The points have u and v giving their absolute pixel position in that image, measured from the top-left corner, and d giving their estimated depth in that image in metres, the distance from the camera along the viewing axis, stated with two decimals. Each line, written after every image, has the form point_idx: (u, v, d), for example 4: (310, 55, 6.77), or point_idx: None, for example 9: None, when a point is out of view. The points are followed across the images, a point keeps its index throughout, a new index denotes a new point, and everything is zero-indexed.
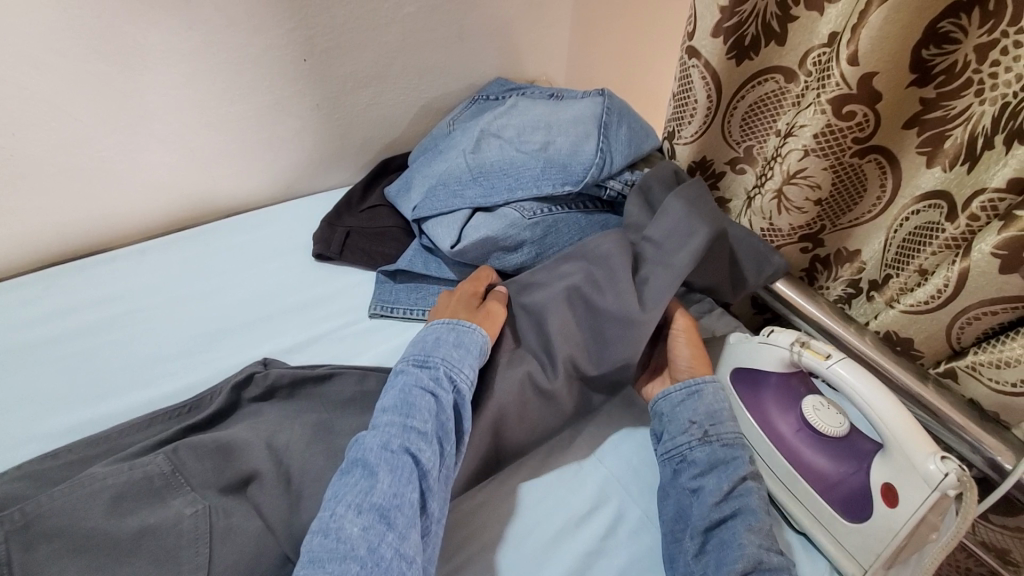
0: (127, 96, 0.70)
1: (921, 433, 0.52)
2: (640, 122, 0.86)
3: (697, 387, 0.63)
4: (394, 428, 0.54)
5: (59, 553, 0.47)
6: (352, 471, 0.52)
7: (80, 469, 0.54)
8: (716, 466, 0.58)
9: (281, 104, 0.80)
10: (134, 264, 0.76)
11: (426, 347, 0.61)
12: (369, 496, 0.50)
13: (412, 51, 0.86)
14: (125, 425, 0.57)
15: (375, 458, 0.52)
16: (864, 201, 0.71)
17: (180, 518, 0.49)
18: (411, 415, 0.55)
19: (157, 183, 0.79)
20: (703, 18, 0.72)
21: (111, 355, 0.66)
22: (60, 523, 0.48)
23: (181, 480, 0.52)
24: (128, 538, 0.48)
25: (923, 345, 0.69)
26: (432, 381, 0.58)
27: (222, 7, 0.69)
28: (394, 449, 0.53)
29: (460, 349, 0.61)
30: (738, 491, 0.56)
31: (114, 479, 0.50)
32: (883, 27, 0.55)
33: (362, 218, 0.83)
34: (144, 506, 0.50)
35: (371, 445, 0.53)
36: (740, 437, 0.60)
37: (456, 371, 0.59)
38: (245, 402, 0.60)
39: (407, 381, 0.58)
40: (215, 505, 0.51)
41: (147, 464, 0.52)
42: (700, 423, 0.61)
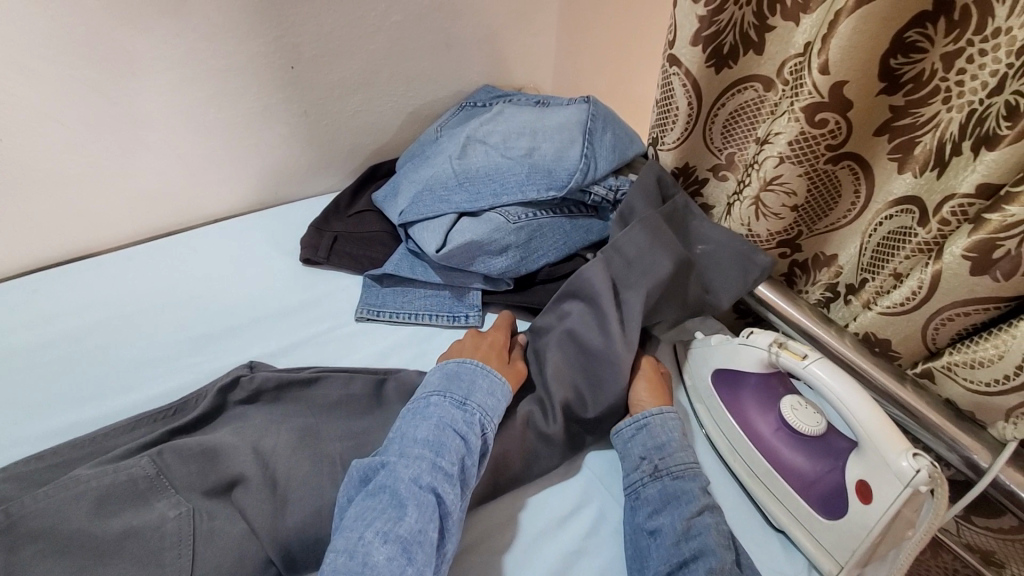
0: (115, 103, 0.71)
1: (896, 433, 0.53)
2: (625, 128, 0.88)
3: (645, 421, 0.63)
4: (426, 462, 0.53)
5: (41, 555, 0.47)
6: (377, 495, 0.51)
7: (65, 472, 0.54)
8: (672, 501, 0.57)
9: (268, 110, 0.81)
10: (122, 269, 0.76)
11: (461, 384, 0.61)
12: (396, 527, 0.49)
13: (399, 58, 0.87)
14: (110, 428, 0.57)
15: (406, 491, 0.51)
16: (839, 205, 0.73)
17: (164, 520, 0.50)
18: (441, 453, 0.54)
19: (146, 189, 0.80)
20: (682, 27, 0.74)
21: (97, 359, 0.66)
22: (44, 526, 0.48)
23: (165, 483, 0.52)
24: (112, 541, 0.48)
25: (900, 346, 0.70)
26: (466, 424, 0.57)
27: (209, 14, 0.70)
28: (424, 484, 0.52)
29: (492, 398, 0.61)
30: (695, 527, 0.55)
31: (98, 482, 0.51)
32: (851, 36, 0.57)
33: (350, 223, 0.84)
34: (128, 509, 0.50)
35: (400, 475, 0.52)
36: (691, 469, 0.60)
37: (487, 419, 0.59)
38: (231, 405, 0.61)
39: (441, 415, 0.57)
40: (199, 507, 0.51)
41: (131, 466, 0.52)
42: (651, 458, 0.61)
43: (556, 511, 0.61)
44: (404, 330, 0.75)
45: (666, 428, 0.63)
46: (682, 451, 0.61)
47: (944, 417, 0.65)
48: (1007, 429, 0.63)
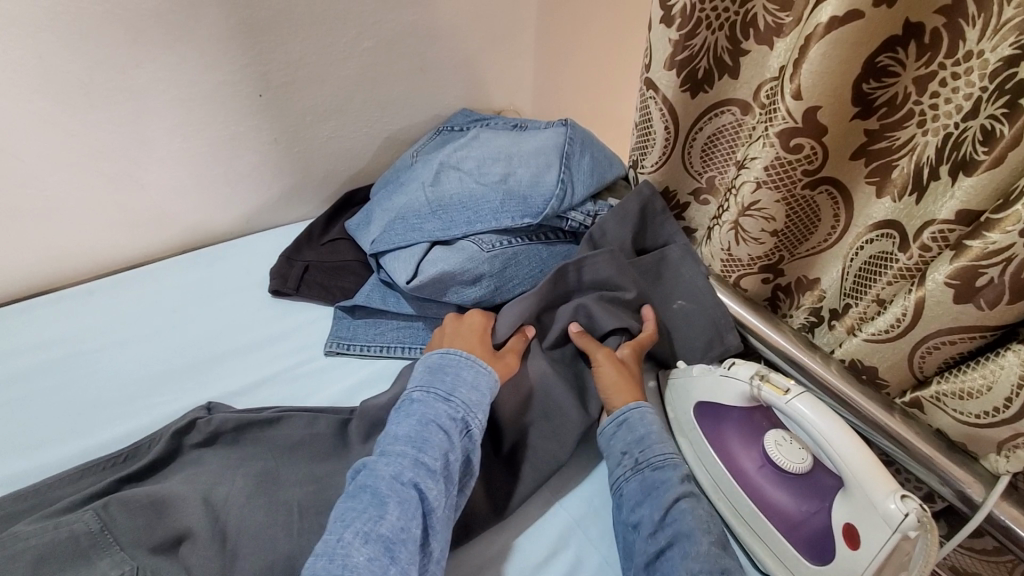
0: (73, 135, 0.69)
1: (883, 473, 0.50)
2: (604, 152, 0.86)
3: (624, 416, 0.62)
4: (407, 459, 0.52)
5: None
6: (359, 495, 0.50)
7: (5, 527, 0.52)
8: (651, 492, 0.57)
9: (238, 138, 0.79)
10: (80, 305, 0.74)
11: (445, 378, 0.59)
12: (377, 526, 0.48)
13: (372, 84, 0.86)
14: (56, 478, 0.55)
15: (387, 488, 0.50)
16: (819, 230, 0.72)
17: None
18: (424, 449, 0.53)
19: (108, 222, 0.78)
20: (656, 51, 0.73)
21: (47, 403, 0.63)
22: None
23: (109, 539, 0.50)
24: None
25: (888, 374, 0.68)
26: (449, 420, 0.56)
27: (171, 45, 0.68)
28: (405, 481, 0.51)
29: (477, 394, 0.59)
30: (670, 516, 0.54)
31: (37, 539, 0.49)
32: (822, 61, 0.57)
33: (322, 252, 0.82)
34: (67, 569, 0.48)
35: (382, 474, 0.51)
36: (671, 458, 0.59)
37: (472, 415, 0.57)
38: (187, 449, 0.59)
39: (424, 413, 0.56)
40: (143, 566, 0.49)
41: (75, 521, 0.50)
42: (631, 451, 0.60)
43: (530, 558, 0.58)
44: (374, 364, 0.72)
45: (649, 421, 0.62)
46: (663, 442, 0.60)
47: (933, 448, 0.63)
48: (1000, 462, 0.61)
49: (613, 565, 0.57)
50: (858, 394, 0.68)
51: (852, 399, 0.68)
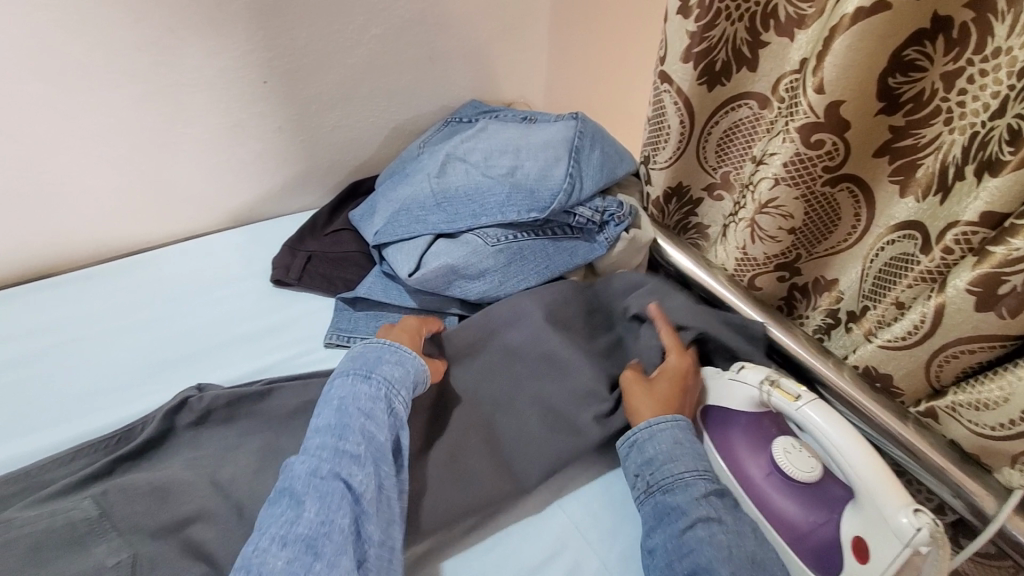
0: (72, 116, 0.68)
1: (894, 485, 0.49)
2: (613, 146, 0.85)
3: (631, 437, 0.59)
4: (325, 453, 0.51)
5: None
6: (279, 501, 0.49)
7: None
8: (664, 519, 0.53)
9: (241, 125, 0.78)
10: (79, 291, 0.73)
11: (366, 361, 0.59)
12: (294, 527, 0.46)
13: (380, 73, 0.84)
14: (48, 460, 0.54)
15: (303, 486, 0.49)
16: (838, 229, 0.70)
17: (103, 567, 0.47)
18: (342, 438, 0.52)
19: (109, 206, 0.77)
20: (672, 43, 0.72)
21: (42, 391, 0.62)
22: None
23: (106, 525, 0.49)
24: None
25: (903, 382, 0.66)
26: (369, 401, 0.55)
27: (173, 27, 0.67)
28: (325, 474, 0.49)
29: (398, 370, 0.58)
30: (687, 543, 0.50)
31: (34, 526, 0.48)
32: (847, 55, 0.55)
33: (325, 243, 0.81)
34: (68, 553, 0.47)
35: (298, 472, 0.50)
36: (684, 474, 0.55)
37: (393, 392, 0.57)
38: (180, 430, 0.58)
39: (343, 400, 0.55)
40: (141, 553, 0.48)
41: (73, 509, 0.49)
42: (643, 475, 0.57)
43: (526, 562, 0.55)
44: None
45: (681, 429, 0.58)
46: (673, 459, 0.56)
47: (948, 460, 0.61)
48: (1014, 476, 0.59)
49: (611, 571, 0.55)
50: (878, 407, 0.65)
51: (871, 412, 0.65)
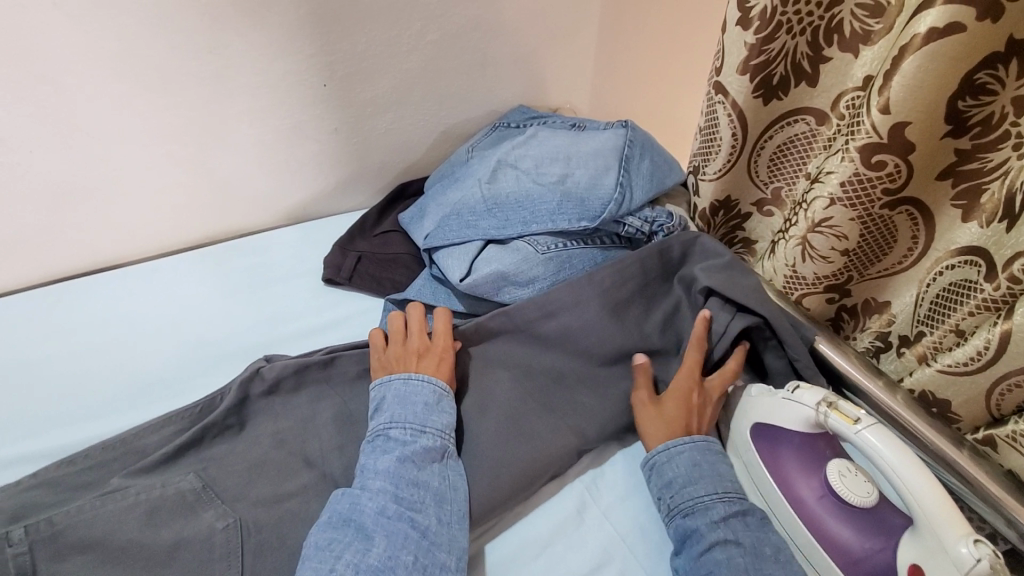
0: (144, 113, 0.70)
1: (955, 512, 0.48)
2: (663, 156, 0.85)
3: (652, 461, 0.60)
4: (389, 494, 0.51)
5: (94, 563, 0.47)
6: (344, 529, 0.49)
7: (101, 479, 0.53)
8: (685, 542, 0.54)
9: (299, 127, 0.80)
10: (143, 283, 0.76)
11: (413, 408, 0.57)
12: (366, 557, 0.47)
13: (433, 78, 0.85)
14: (141, 428, 0.55)
15: (372, 523, 0.49)
16: (894, 251, 0.69)
17: (212, 531, 0.50)
18: (404, 483, 0.52)
19: (171, 202, 0.79)
20: (730, 55, 0.72)
21: (109, 377, 0.65)
22: (91, 536, 0.48)
23: (211, 495, 0.52)
24: (162, 552, 0.48)
25: (961, 409, 0.65)
26: (427, 449, 0.55)
27: (241, 31, 0.69)
28: (391, 515, 0.50)
29: (444, 417, 0.57)
30: (705, 566, 0.52)
31: (147, 495, 0.50)
32: (916, 75, 0.54)
33: (374, 244, 0.82)
34: (177, 519, 0.50)
35: (366, 507, 0.50)
36: (702, 499, 0.56)
37: (447, 440, 0.56)
38: (254, 398, 0.58)
39: (400, 446, 0.54)
40: (245, 519, 0.51)
41: (178, 481, 0.52)
42: (664, 496, 0.58)
43: (572, 570, 0.55)
44: None
45: (703, 449, 0.60)
46: (694, 484, 0.57)
47: (1007, 493, 0.59)
48: None
49: None
50: (937, 438, 0.64)
51: (930, 443, 0.64)
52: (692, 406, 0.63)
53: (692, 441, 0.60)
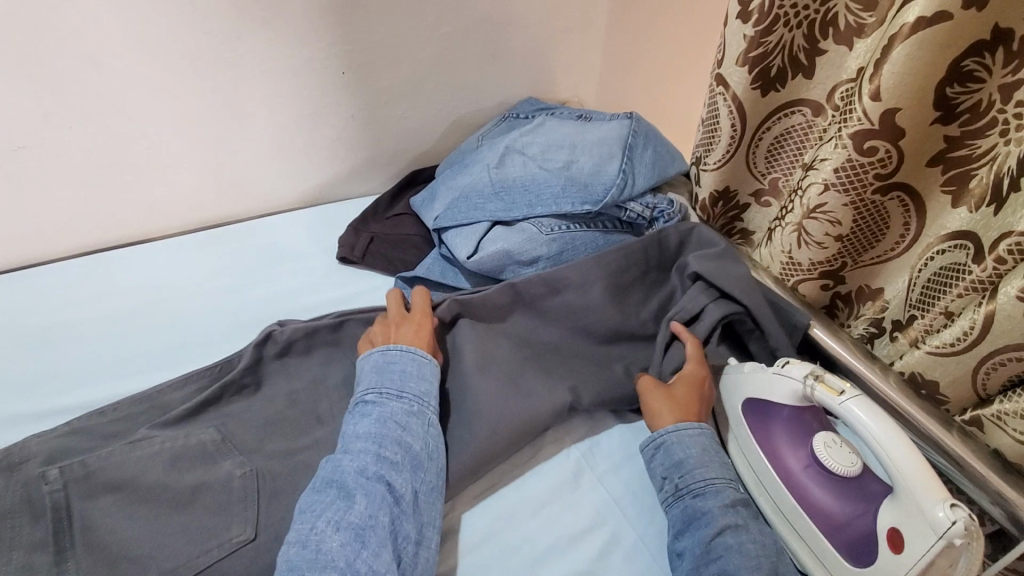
0: (174, 97, 0.75)
1: (934, 479, 0.50)
2: (666, 146, 0.88)
3: (662, 439, 0.61)
4: (370, 455, 0.53)
5: (121, 502, 0.51)
6: (327, 490, 0.51)
7: (126, 429, 0.57)
8: (692, 522, 0.55)
9: (317, 113, 0.84)
10: (168, 258, 0.80)
11: (393, 376, 0.59)
12: (347, 515, 0.49)
13: (445, 68, 0.89)
14: (165, 386, 0.60)
15: (353, 482, 0.51)
16: (887, 237, 0.71)
17: (231, 477, 0.53)
18: (384, 445, 0.54)
19: (195, 183, 0.84)
20: (730, 47, 0.74)
21: (135, 342, 0.69)
22: (119, 478, 0.51)
23: (230, 447, 0.56)
24: (186, 492, 0.52)
25: (949, 390, 0.67)
26: (406, 414, 0.57)
27: (266, 21, 0.73)
28: (371, 475, 0.52)
29: (424, 384, 0.60)
30: (715, 546, 0.53)
31: (171, 443, 0.54)
32: (904, 63, 0.56)
33: (387, 225, 0.86)
34: (198, 465, 0.54)
35: (348, 468, 0.52)
36: (712, 483, 0.58)
37: (425, 407, 0.59)
38: (267, 360, 0.63)
39: (381, 410, 0.56)
40: (261, 469, 0.55)
41: (199, 433, 0.56)
42: (671, 477, 0.59)
43: (566, 529, 0.58)
44: None
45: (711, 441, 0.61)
46: (704, 467, 0.59)
47: (992, 471, 0.62)
48: None
49: (650, 546, 0.58)
50: (927, 419, 0.66)
51: (920, 424, 0.66)
52: (700, 393, 0.64)
53: (700, 429, 0.62)
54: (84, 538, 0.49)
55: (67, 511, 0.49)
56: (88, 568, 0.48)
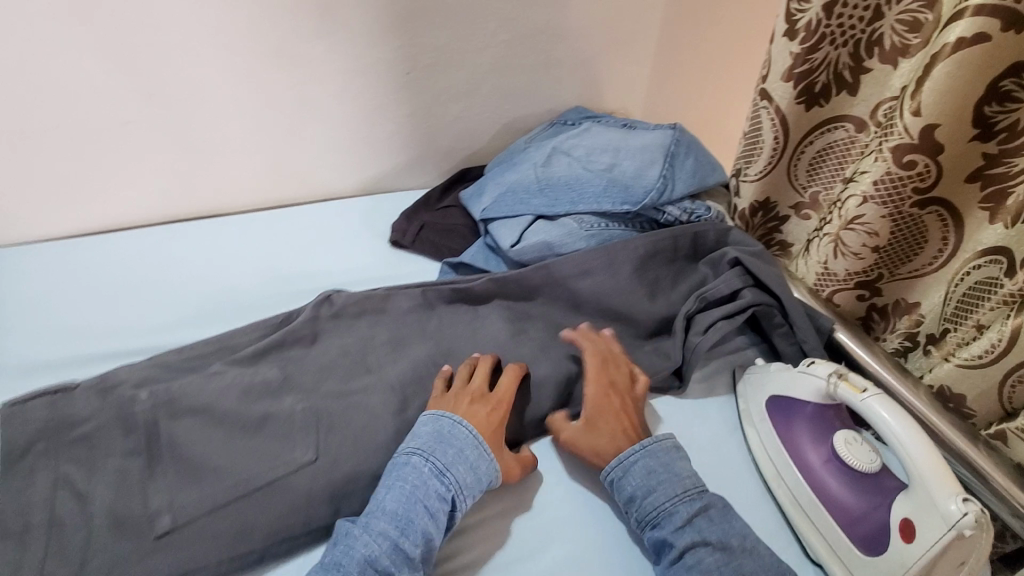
0: (262, 87, 0.82)
1: (949, 474, 0.52)
2: (707, 156, 0.91)
3: (608, 478, 0.60)
4: (385, 543, 0.51)
5: (197, 426, 0.57)
6: (330, 572, 0.50)
7: (202, 365, 0.64)
8: (659, 552, 0.56)
9: (381, 109, 0.92)
10: (238, 227, 0.86)
11: (446, 450, 0.57)
12: None
13: (500, 74, 0.95)
14: (233, 330, 0.67)
15: (357, 574, 0.49)
16: (924, 251, 0.72)
17: (293, 411, 0.60)
18: (405, 534, 0.52)
19: (265, 166, 0.91)
20: (776, 63, 0.78)
21: (203, 296, 0.75)
22: (200, 404, 0.58)
23: (290, 389, 0.62)
24: (255, 422, 0.58)
25: (976, 403, 0.70)
26: (438, 500, 0.54)
27: (348, 22, 0.81)
28: (378, 568, 0.50)
29: (475, 475, 0.57)
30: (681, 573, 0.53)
31: (240, 380, 0.61)
32: (946, 81, 0.59)
33: (436, 215, 0.91)
34: (266, 399, 0.61)
35: (356, 554, 0.50)
36: (667, 508, 0.57)
37: (462, 497, 0.56)
38: (323, 319, 0.70)
39: (415, 487, 0.55)
40: (318, 407, 0.61)
41: (265, 373, 0.63)
42: (629, 511, 0.59)
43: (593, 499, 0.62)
44: None
45: (653, 456, 0.60)
46: (655, 492, 0.58)
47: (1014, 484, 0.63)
48: None
49: None
50: (954, 433, 0.67)
51: (947, 438, 0.67)
52: (615, 412, 0.65)
53: (641, 449, 0.61)
54: (162, 455, 0.55)
55: (156, 427, 0.56)
56: (170, 474, 0.54)
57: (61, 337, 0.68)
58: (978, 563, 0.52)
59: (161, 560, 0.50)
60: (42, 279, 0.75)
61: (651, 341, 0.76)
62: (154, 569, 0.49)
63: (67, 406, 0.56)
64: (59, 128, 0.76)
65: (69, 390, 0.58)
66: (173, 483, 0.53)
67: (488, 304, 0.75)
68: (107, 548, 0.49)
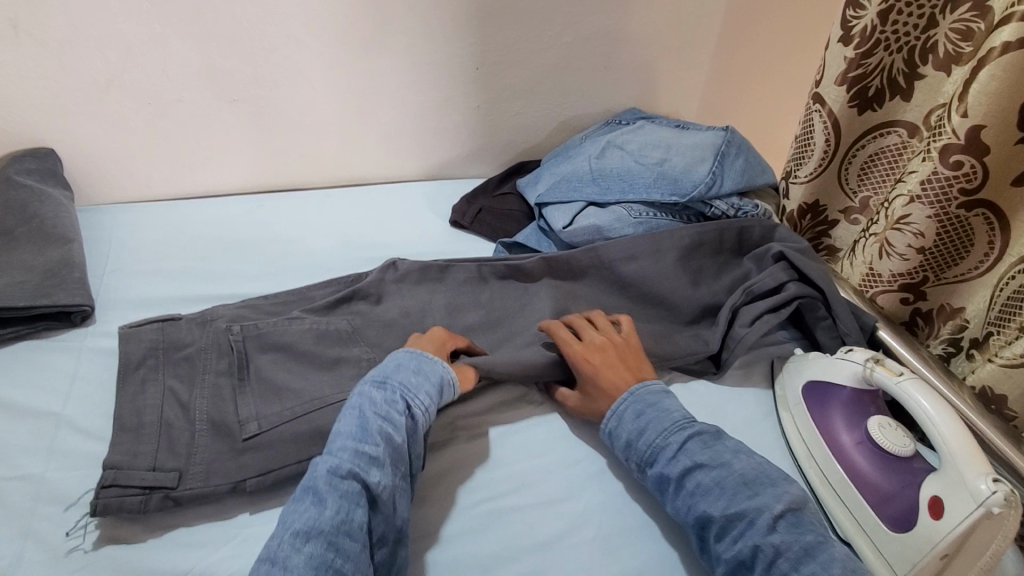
0: (349, 76, 0.92)
1: (978, 457, 0.55)
2: (758, 157, 0.94)
3: (606, 427, 0.64)
4: (346, 453, 0.53)
5: (280, 360, 0.65)
6: (304, 497, 0.51)
7: (284, 310, 0.72)
8: (662, 485, 0.59)
9: (451, 100, 1.00)
10: (318, 200, 0.96)
11: (386, 368, 0.61)
12: (318, 519, 0.49)
13: (562, 73, 1.02)
14: (311, 284, 0.75)
15: (325, 486, 0.51)
16: (972, 254, 0.73)
17: (362, 358, 0.67)
18: (362, 440, 0.54)
19: (344, 148, 1.00)
20: (830, 67, 0.81)
21: (285, 256, 0.84)
22: (283, 340, 0.66)
23: (359, 337, 0.69)
24: (329, 362, 0.66)
25: (1017, 405, 0.71)
26: (386, 403, 0.57)
27: (430, 20, 0.89)
28: (344, 475, 0.51)
29: (418, 377, 0.60)
30: (687, 498, 0.56)
31: (316, 324, 0.69)
32: (992, 84, 0.61)
33: (494, 201, 0.99)
34: (339, 343, 0.68)
35: (321, 471, 0.52)
36: (662, 442, 0.60)
37: (410, 395, 0.59)
38: (388, 282, 0.76)
39: (360, 403, 0.57)
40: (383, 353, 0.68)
41: (337, 322, 0.70)
42: (629, 455, 0.62)
43: None
44: None
45: (642, 401, 0.64)
46: (650, 430, 0.61)
47: None
48: None
49: None
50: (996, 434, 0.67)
51: (988, 440, 0.67)
52: (598, 368, 0.67)
53: (630, 396, 0.64)
54: (249, 379, 0.63)
55: (245, 356, 0.64)
56: (256, 394, 0.62)
57: (167, 279, 0.78)
58: (1004, 544, 0.53)
59: (250, 460, 0.57)
60: (153, 231, 0.86)
61: (693, 326, 0.80)
62: (244, 468, 0.57)
63: (174, 331, 0.66)
64: (178, 102, 0.87)
65: (175, 319, 0.67)
66: (258, 402, 0.61)
67: (539, 280, 0.80)
68: (206, 447, 0.58)
